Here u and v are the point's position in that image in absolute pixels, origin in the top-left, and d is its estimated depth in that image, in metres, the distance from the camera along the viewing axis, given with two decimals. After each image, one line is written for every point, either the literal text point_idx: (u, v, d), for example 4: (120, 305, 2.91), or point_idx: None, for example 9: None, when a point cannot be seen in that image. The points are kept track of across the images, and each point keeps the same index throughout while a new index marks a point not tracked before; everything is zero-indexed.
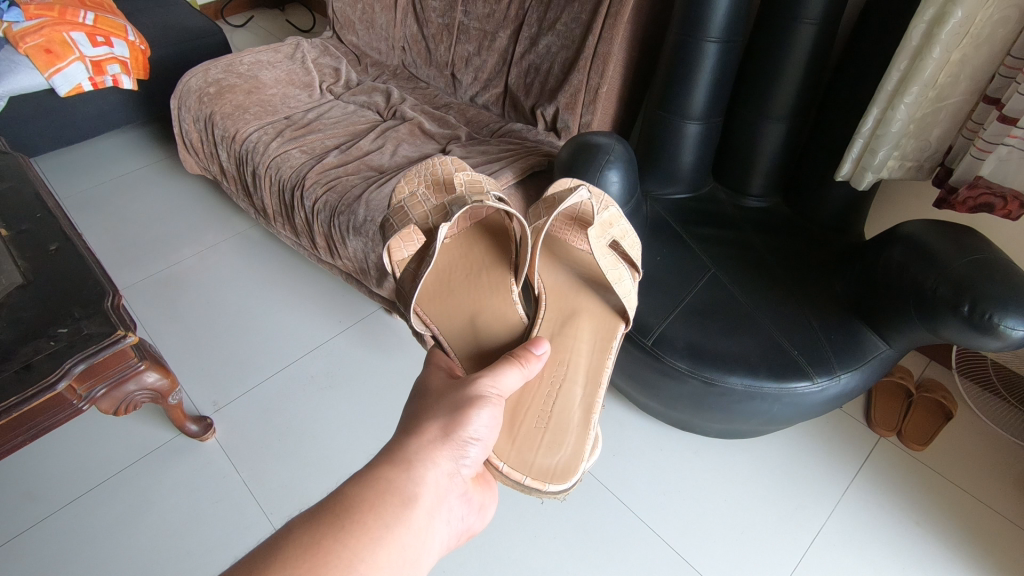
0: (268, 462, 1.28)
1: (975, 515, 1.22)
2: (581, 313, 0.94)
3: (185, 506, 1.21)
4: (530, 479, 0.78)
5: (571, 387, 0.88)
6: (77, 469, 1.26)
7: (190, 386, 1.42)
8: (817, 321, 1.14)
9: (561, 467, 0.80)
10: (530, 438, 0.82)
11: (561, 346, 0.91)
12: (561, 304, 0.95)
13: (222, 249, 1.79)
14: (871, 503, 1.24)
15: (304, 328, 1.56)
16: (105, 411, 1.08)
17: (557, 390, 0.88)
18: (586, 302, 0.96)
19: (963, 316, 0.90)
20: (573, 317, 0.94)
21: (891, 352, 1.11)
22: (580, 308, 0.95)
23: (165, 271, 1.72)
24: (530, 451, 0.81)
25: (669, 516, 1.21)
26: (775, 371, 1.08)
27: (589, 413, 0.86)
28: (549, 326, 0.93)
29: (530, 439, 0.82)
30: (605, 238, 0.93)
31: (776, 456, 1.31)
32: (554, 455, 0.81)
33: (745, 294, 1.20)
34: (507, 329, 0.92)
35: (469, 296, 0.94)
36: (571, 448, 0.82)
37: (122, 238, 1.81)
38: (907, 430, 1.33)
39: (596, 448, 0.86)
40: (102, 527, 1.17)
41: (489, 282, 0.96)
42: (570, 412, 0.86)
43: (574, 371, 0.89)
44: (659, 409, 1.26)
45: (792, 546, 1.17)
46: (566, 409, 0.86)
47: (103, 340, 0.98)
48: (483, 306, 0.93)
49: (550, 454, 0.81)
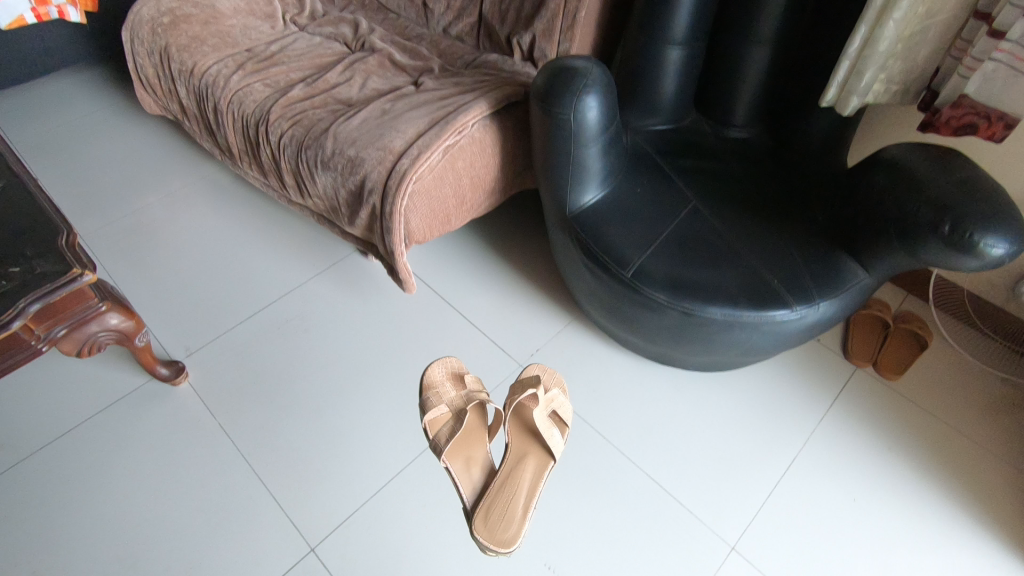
0: (244, 405, 1.26)
1: (945, 439, 1.25)
2: (530, 452, 1.06)
3: (161, 448, 1.19)
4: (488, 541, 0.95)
5: (518, 491, 1.01)
6: (45, 415, 1.23)
7: (160, 331, 1.38)
8: (798, 251, 1.12)
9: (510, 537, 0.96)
10: (485, 514, 0.98)
11: (511, 480, 1.02)
12: (515, 444, 1.07)
13: (188, 195, 1.72)
14: (846, 430, 1.26)
15: (277, 272, 1.51)
16: (68, 353, 1.04)
17: (506, 484, 1.02)
18: (533, 440, 1.07)
19: (944, 236, 0.91)
20: (522, 459, 1.05)
21: (869, 279, 1.10)
22: (529, 450, 1.06)
23: (129, 217, 1.65)
24: (489, 526, 0.97)
25: (648, 447, 1.22)
26: (755, 301, 1.06)
27: (531, 498, 1.00)
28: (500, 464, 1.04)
29: (485, 510, 0.99)
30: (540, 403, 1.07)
31: (754, 388, 1.33)
32: (507, 526, 0.97)
33: (725, 225, 1.17)
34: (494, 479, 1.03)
35: (462, 445, 1.06)
36: (516, 530, 0.97)
37: (80, 183, 1.73)
38: (882, 360, 1.35)
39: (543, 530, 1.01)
40: (77, 471, 1.15)
41: (476, 438, 1.07)
42: (518, 500, 1.00)
43: (522, 497, 1.00)
44: (637, 343, 1.25)
45: (768, 473, 1.20)
46: (513, 497, 1.00)
47: (59, 279, 0.93)
48: (476, 462, 1.04)
49: (504, 525, 0.97)
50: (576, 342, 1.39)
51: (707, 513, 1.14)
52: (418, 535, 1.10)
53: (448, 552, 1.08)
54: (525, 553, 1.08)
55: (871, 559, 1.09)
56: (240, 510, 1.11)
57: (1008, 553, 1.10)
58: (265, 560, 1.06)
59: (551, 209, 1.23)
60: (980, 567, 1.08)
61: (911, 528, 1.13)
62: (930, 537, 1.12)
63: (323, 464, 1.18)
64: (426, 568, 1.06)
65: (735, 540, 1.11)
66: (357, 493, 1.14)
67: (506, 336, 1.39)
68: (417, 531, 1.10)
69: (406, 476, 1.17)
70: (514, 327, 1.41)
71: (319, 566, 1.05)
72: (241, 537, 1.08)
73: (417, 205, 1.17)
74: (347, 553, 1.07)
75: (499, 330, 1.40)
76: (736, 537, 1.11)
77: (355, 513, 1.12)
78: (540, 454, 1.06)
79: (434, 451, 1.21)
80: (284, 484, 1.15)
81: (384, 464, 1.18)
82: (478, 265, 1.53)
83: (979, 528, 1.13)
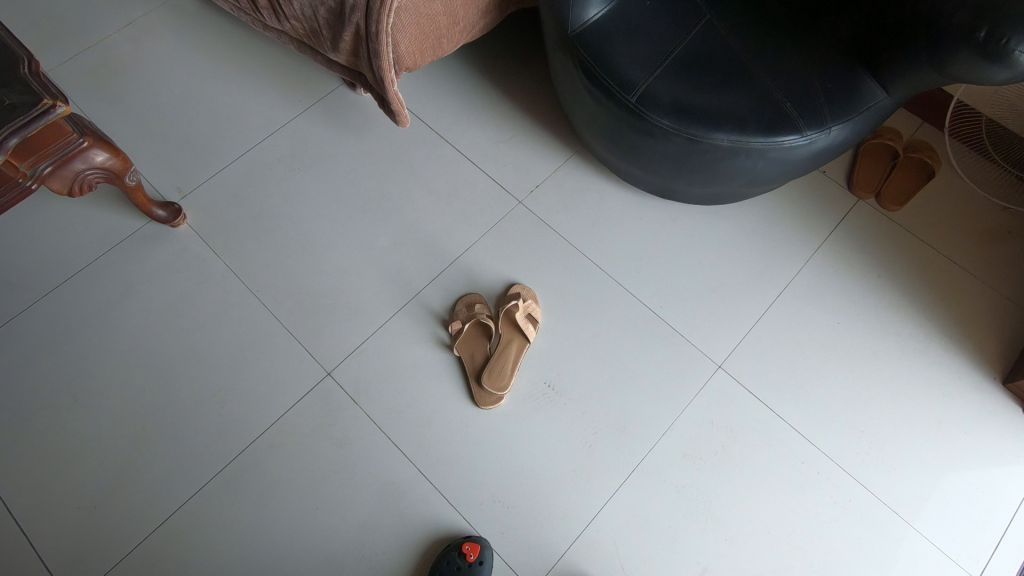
0: (246, 245, 1.27)
1: (935, 267, 1.28)
2: (513, 340, 1.17)
3: (171, 287, 1.22)
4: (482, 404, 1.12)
5: (507, 363, 1.15)
6: (51, 257, 1.24)
7: (150, 173, 1.35)
8: (816, 70, 1.05)
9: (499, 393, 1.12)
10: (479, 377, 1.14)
11: (503, 353, 1.16)
12: (502, 331, 1.18)
13: (153, 24, 1.56)
14: (839, 260, 1.29)
15: (262, 109, 1.43)
16: (59, 192, 1.02)
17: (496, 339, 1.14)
18: (516, 331, 1.18)
19: (978, 45, 0.85)
20: (510, 344, 1.17)
21: (888, 100, 1.05)
22: (515, 338, 1.17)
23: (93, 51, 1.52)
24: (481, 378, 1.13)
25: (644, 279, 1.26)
26: (764, 125, 1.02)
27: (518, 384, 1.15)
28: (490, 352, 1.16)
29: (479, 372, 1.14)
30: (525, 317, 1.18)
31: (753, 220, 1.33)
32: (496, 380, 1.13)
33: (740, 43, 1.08)
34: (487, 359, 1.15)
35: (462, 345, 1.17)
36: (505, 384, 1.13)
37: (31, 11, 1.56)
38: (886, 192, 1.33)
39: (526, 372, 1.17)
40: (95, 309, 1.20)
41: (475, 336, 1.18)
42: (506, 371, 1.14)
43: (511, 360, 1.15)
44: (639, 176, 1.22)
45: (759, 301, 1.24)
46: (504, 363, 1.14)
47: (32, 112, 0.86)
48: (474, 356, 1.16)
49: (494, 380, 1.13)
50: (576, 178, 1.36)
51: (697, 337, 1.21)
52: (426, 360, 1.17)
53: (454, 374, 1.16)
54: (526, 374, 1.16)
55: (846, 375, 1.18)
56: (256, 341, 1.18)
57: (974, 367, 1.19)
58: (286, 384, 1.14)
59: (552, 28, 1.12)
60: (945, 380, 1.17)
61: (888, 348, 1.20)
62: (905, 354, 1.20)
63: (331, 298, 1.22)
64: (435, 388, 1.15)
65: (722, 360, 1.19)
66: (365, 325, 1.20)
67: (504, 173, 1.36)
68: (424, 356, 1.17)
69: (410, 308, 1.22)
70: (513, 164, 1.37)
71: (336, 388, 1.14)
72: (261, 365, 1.16)
73: (405, 22, 1.09)
74: (360, 376, 1.15)
75: (497, 167, 1.37)
76: (723, 358, 1.19)
77: (365, 343, 1.18)
78: (522, 340, 1.17)
79: (437, 285, 1.24)
80: (295, 317, 1.20)
81: (389, 298, 1.22)
82: (474, 98, 1.44)
83: (952, 347, 1.20)
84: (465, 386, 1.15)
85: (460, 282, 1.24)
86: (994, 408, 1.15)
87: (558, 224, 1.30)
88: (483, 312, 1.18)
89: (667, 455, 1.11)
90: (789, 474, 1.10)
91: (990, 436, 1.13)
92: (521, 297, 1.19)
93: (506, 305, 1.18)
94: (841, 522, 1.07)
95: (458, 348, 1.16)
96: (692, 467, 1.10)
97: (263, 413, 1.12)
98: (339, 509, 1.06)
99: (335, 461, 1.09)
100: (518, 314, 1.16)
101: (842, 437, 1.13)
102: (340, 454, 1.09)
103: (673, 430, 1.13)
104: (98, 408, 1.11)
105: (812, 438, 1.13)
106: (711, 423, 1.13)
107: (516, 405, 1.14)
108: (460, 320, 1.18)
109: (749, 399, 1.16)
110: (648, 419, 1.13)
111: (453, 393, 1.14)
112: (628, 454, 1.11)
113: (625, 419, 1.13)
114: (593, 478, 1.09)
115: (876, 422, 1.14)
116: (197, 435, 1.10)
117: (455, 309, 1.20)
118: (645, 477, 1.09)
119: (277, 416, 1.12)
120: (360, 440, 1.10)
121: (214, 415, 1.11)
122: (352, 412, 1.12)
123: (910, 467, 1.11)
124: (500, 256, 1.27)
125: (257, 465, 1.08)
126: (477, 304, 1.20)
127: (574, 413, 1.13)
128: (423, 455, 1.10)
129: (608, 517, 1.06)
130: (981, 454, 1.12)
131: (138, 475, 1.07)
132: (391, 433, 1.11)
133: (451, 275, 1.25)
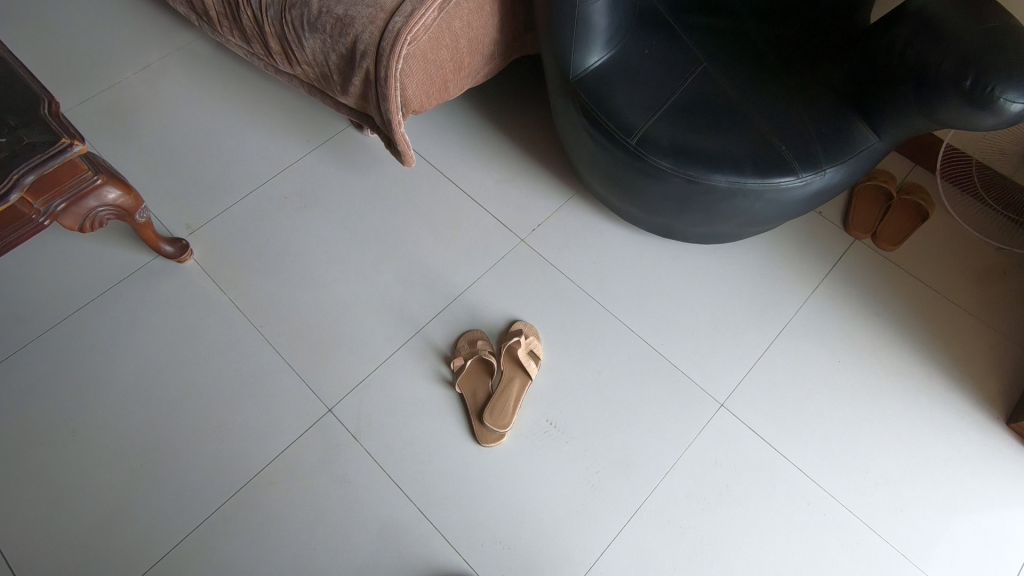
0: (251, 281, 1.28)
1: (932, 306, 1.29)
2: (515, 377, 1.17)
3: (176, 322, 1.23)
4: (484, 442, 1.12)
5: (510, 401, 1.14)
6: (58, 291, 1.26)
7: (159, 210, 1.37)
8: (809, 115, 1.09)
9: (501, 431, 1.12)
10: (481, 415, 1.13)
11: (506, 390, 1.15)
12: (505, 368, 1.18)
13: (168, 68, 1.62)
14: (837, 299, 1.30)
15: (271, 149, 1.47)
16: (71, 228, 1.04)
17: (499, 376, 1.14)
18: (519, 368, 1.18)
19: (964, 92, 0.89)
20: (512, 381, 1.17)
21: (880, 144, 1.08)
22: (517, 375, 1.18)
23: (109, 92, 1.57)
24: (483, 416, 1.13)
25: (645, 316, 1.27)
26: (761, 167, 1.05)
27: (520, 422, 1.15)
28: (493, 388, 1.16)
29: (482, 409, 1.14)
30: (528, 354, 1.18)
31: (752, 258, 1.35)
32: (499, 418, 1.12)
33: (736, 88, 1.12)
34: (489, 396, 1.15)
35: (465, 382, 1.17)
36: (507, 422, 1.12)
37: (52, 54, 1.62)
38: (881, 232, 1.36)
39: (528, 409, 1.16)
40: (98, 343, 1.20)
41: (478, 372, 1.18)
42: (509, 408, 1.14)
43: (512, 398, 1.15)
44: (639, 215, 1.25)
45: (759, 339, 1.25)
46: (506, 400, 1.14)
47: (50, 150, 0.89)
48: (477, 392, 1.16)
49: (496, 417, 1.12)
50: (577, 217, 1.38)
51: (698, 375, 1.21)
52: (428, 396, 1.17)
53: (455, 411, 1.16)
54: (528, 412, 1.16)
55: (849, 414, 1.18)
56: (257, 377, 1.18)
57: (976, 407, 1.18)
58: (286, 420, 1.14)
59: (555, 73, 1.17)
60: (947, 420, 1.17)
61: (889, 387, 1.20)
62: (906, 394, 1.20)
63: (333, 334, 1.23)
64: (436, 425, 1.14)
65: (724, 399, 1.18)
66: (367, 361, 1.20)
67: (506, 212, 1.38)
68: (426, 393, 1.17)
69: (413, 344, 1.22)
70: (515, 203, 1.40)
71: (336, 425, 1.13)
72: (261, 400, 1.15)
73: (413, 68, 1.13)
74: (362, 413, 1.15)
75: (500, 205, 1.39)
76: (725, 397, 1.19)
77: (367, 379, 1.18)
78: (523, 377, 1.17)
79: (440, 321, 1.25)
80: (298, 352, 1.20)
81: (392, 334, 1.23)
82: (477, 140, 1.49)
83: (953, 386, 1.20)
84: (467, 423, 1.15)
85: (462, 319, 1.25)
86: (999, 449, 1.15)
87: (560, 261, 1.32)
88: (486, 348, 1.19)
89: (670, 495, 1.09)
90: (794, 515, 1.08)
91: (996, 478, 1.12)
92: (524, 334, 1.19)
93: (509, 341, 1.18)
94: (849, 566, 1.05)
95: (460, 385, 1.16)
96: (696, 508, 1.08)
97: (263, 449, 1.11)
98: (337, 549, 1.03)
99: (333, 500, 1.07)
100: (521, 350, 1.17)
101: (847, 478, 1.12)
102: (339, 493, 1.08)
103: (676, 469, 1.11)
104: (96, 443, 1.10)
105: (816, 478, 1.12)
106: (714, 462, 1.12)
107: (518, 442, 1.13)
108: (463, 357, 1.18)
109: (752, 438, 1.15)
110: (650, 458, 1.12)
111: (454, 430, 1.14)
112: (631, 493, 1.09)
113: (627, 458, 1.12)
114: (595, 518, 1.07)
115: (880, 462, 1.13)
116: (195, 472, 1.09)
117: (457, 345, 1.21)
118: (648, 517, 1.07)
119: (276, 453, 1.11)
120: (359, 478, 1.09)
121: (213, 452, 1.10)
122: (353, 449, 1.11)
123: (917, 508, 1.09)
124: (502, 293, 1.28)
125: (254, 503, 1.06)
126: (481, 340, 1.20)
127: (576, 452, 1.12)
128: (423, 494, 1.08)
129: (611, 559, 1.04)
130: (988, 496, 1.10)
131: (133, 513, 1.05)
132: (391, 471, 1.10)
133: (454, 311, 1.26)
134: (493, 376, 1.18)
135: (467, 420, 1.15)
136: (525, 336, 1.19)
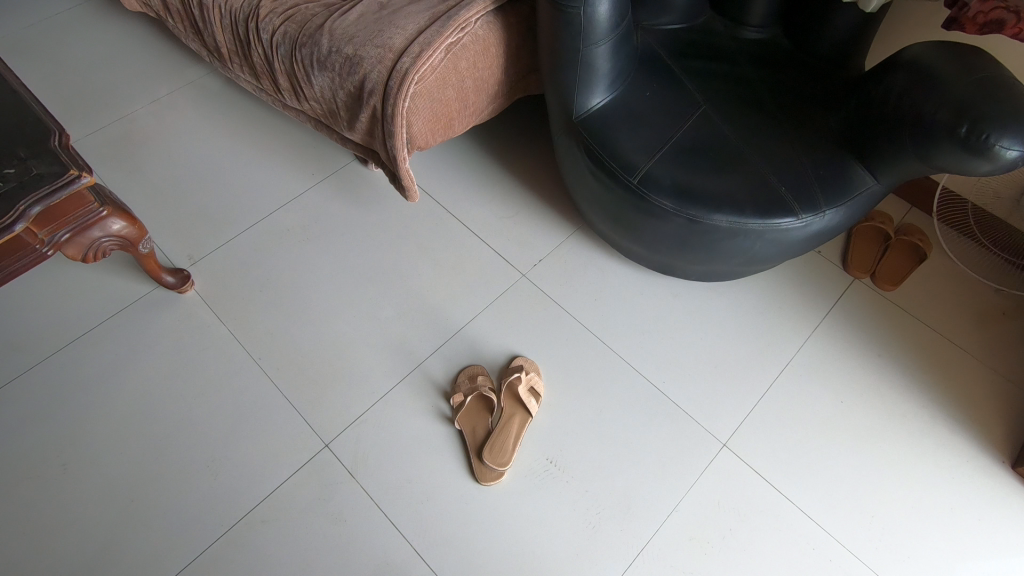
0: (252, 313, 1.28)
1: (932, 346, 1.29)
2: (515, 415, 1.16)
3: (174, 353, 1.22)
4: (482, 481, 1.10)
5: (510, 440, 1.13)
6: (58, 320, 1.25)
7: (163, 240, 1.38)
8: (808, 158, 1.10)
9: (500, 470, 1.10)
10: (481, 452, 1.11)
11: (507, 429, 1.14)
12: (506, 404, 1.17)
13: (177, 101, 1.65)
14: (839, 338, 1.30)
15: (276, 182, 1.49)
16: (74, 257, 1.04)
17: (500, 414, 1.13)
18: (520, 405, 1.17)
19: (960, 139, 0.90)
20: (514, 418, 1.15)
21: (877, 187, 1.10)
22: (518, 412, 1.16)
23: (118, 124, 1.59)
24: (483, 454, 1.11)
25: (647, 354, 1.26)
26: (762, 208, 1.06)
27: (520, 461, 1.13)
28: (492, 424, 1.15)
29: (483, 446, 1.12)
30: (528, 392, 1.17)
31: (752, 295, 1.35)
32: (498, 457, 1.10)
33: (736, 130, 1.14)
34: (489, 433, 1.13)
35: (466, 419, 1.15)
36: (506, 460, 1.10)
37: (65, 86, 1.65)
38: (881, 273, 1.37)
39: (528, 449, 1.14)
40: (94, 373, 1.19)
41: (478, 409, 1.16)
42: (509, 447, 1.12)
43: (512, 436, 1.13)
44: (642, 253, 1.26)
45: (760, 378, 1.24)
46: (505, 438, 1.13)
47: (57, 181, 0.89)
48: (478, 429, 1.14)
49: (496, 457, 1.11)
50: (578, 254, 1.39)
51: (701, 414, 1.20)
52: (426, 433, 1.15)
53: (454, 448, 1.14)
54: (528, 450, 1.14)
55: (853, 456, 1.16)
56: (255, 410, 1.16)
57: (979, 451, 1.17)
58: (282, 455, 1.12)
59: (559, 114, 1.20)
60: (952, 463, 1.15)
61: (894, 428, 1.19)
62: (910, 436, 1.18)
63: (333, 367, 1.22)
64: (434, 461, 1.12)
65: (727, 439, 1.17)
66: (366, 395, 1.19)
67: (508, 247, 1.39)
68: (425, 429, 1.16)
69: (413, 379, 1.21)
70: (517, 238, 1.41)
71: (333, 461, 1.12)
72: (257, 435, 1.13)
73: (420, 106, 1.16)
74: (359, 450, 1.13)
75: (502, 241, 1.40)
76: (727, 437, 1.17)
77: (365, 413, 1.17)
78: (524, 414, 1.16)
79: (440, 356, 1.24)
80: (295, 386, 1.19)
81: (391, 369, 1.22)
82: (480, 176, 1.51)
83: (956, 428, 1.19)
84: (465, 461, 1.12)
85: (462, 353, 1.25)
86: (1004, 494, 1.13)
87: (560, 297, 1.33)
88: (487, 384, 1.17)
89: (672, 538, 1.07)
90: (800, 561, 1.06)
91: (1003, 525, 1.09)
92: (527, 370, 1.19)
93: (511, 377, 1.17)
94: None
95: (460, 421, 1.14)
96: (700, 552, 1.06)
97: (256, 485, 1.08)
98: None
99: (326, 540, 1.04)
100: (522, 386, 1.16)
101: (851, 521, 1.10)
102: (333, 532, 1.05)
103: (679, 510, 1.09)
104: (86, 478, 1.08)
105: (822, 522, 1.09)
106: (717, 505, 1.10)
107: (517, 481, 1.11)
108: (463, 393, 1.17)
109: (756, 480, 1.13)
110: (653, 498, 1.10)
111: (452, 468, 1.12)
112: (631, 537, 1.07)
113: (627, 498, 1.10)
114: (595, 561, 1.04)
115: (885, 507, 1.11)
116: (186, 508, 1.06)
117: (457, 381, 1.20)
118: (649, 561, 1.05)
119: (270, 490, 1.08)
120: (354, 516, 1.06)
121: (205, 489, 1.08)
122: (349, 486, 1.09)
123: (924, 554, 1.07)
124: (503, 328, 1.28)
125: (246, 542, 1.03)
126: (481, 376, 1.19)
127: (576, 492, 1.10)
128: (419, 534, 1.05)
129: None
130: (996, 543, 1.08)
131: (121, 552, 1.02)
132: (388, 510, 1.07)
133: (455, 346, 1.26)
134: (494, 412, 1.17)
135: (466, 458, 1.13)
136: (528, 373, 1.19)
